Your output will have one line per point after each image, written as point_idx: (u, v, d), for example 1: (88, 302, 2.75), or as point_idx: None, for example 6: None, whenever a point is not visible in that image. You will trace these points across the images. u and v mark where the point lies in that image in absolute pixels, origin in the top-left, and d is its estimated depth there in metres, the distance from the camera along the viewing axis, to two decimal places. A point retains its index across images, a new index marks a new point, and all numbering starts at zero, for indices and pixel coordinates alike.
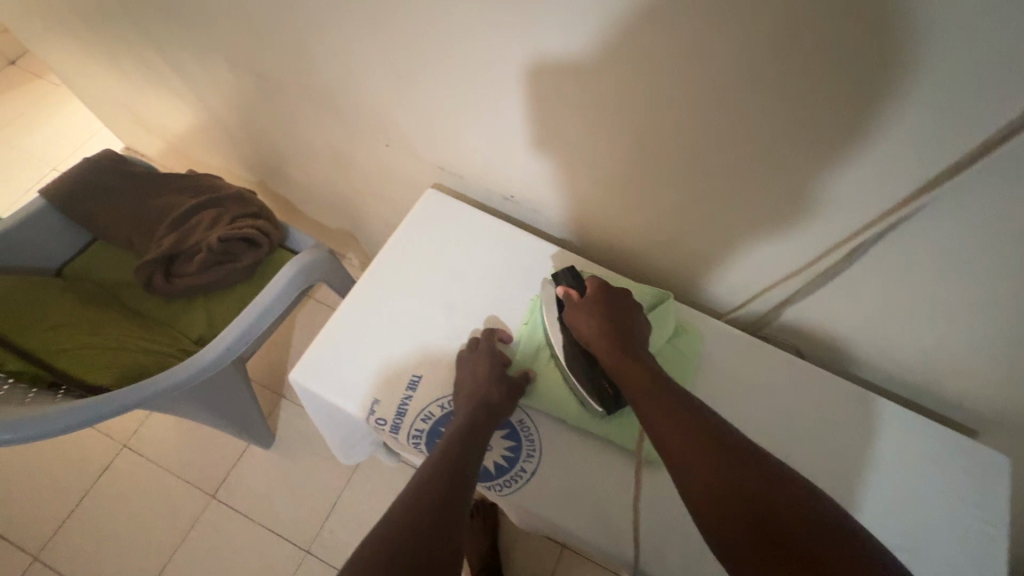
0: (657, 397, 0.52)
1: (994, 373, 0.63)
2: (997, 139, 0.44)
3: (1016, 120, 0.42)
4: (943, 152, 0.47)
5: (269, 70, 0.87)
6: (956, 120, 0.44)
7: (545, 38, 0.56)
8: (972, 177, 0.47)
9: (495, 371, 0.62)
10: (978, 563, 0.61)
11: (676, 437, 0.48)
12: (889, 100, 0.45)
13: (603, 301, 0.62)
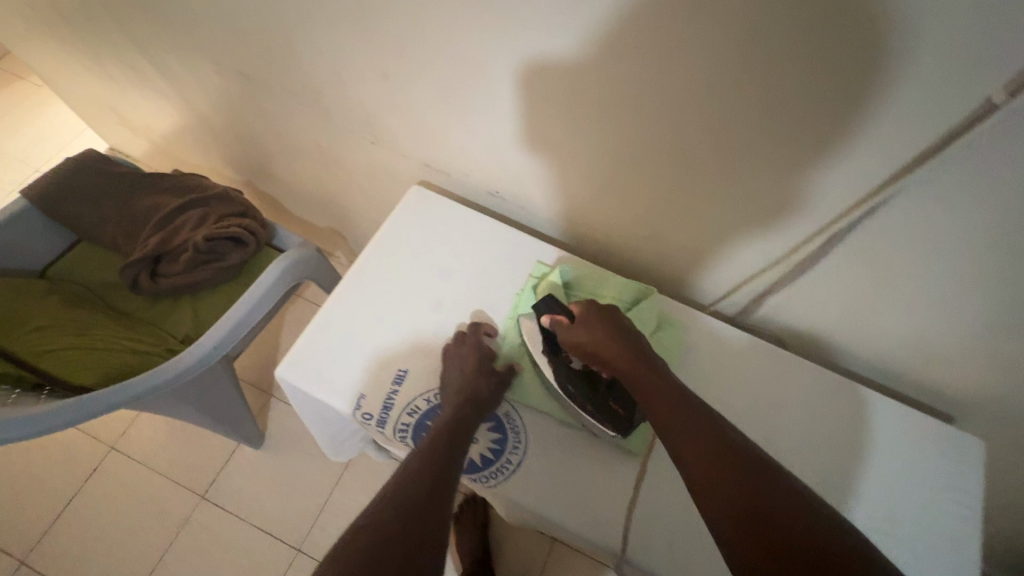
0: (676, 409, 0.49)
1: (968, 359, 0.65)
2: (959, 127, 0.46)
3: (975, 109, 0.44)
4: (911, 140, 0.48)
5: (253, 70, 0.87)
6: (921, 108, 0.46)
7: (524, 33, 0.57)
8: (936, 165, 0.48)
9: (483, 363, 0.63)
10: (955, 548, 0.62)
11: (695, 450, 0.46)
12: (858, 88, 0.46)
13: (596, 315, 0.59)
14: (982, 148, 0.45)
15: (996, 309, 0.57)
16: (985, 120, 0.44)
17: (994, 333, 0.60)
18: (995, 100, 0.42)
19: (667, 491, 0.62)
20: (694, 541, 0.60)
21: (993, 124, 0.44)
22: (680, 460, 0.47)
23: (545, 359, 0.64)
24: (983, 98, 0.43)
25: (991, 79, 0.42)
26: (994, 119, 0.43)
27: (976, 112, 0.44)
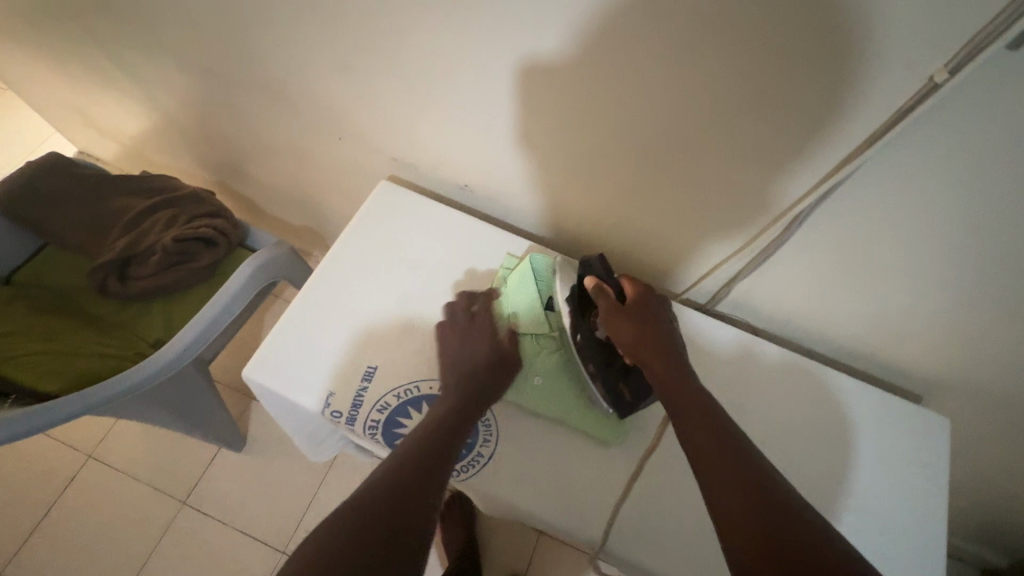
0: (700, 418, 0.52)
1: (930, 338, 0.66)
2: (906, 107, 0.46)
3: (919, 88, 0.44)
4: (862, 120, 0.48)
5: (214, 66, 0.85)
6: (868, 90, 0.46)
7: (479, 23, 0.57)
8: (886, 144, 0.49)
9: (489, 335, 0.64)
10: (917, 524, 0.65)
11: (713, 455, 0.48)
12: (807, 71, 0.46)
13: (647, 307, 0.62)
14: (927, 126, 0.46)
15: (953, 287, 0.58)
16: (926, 101, 0.44)
17: (952, 311, 0.61)
18: (937, 79, 0.42)
19: (639, 478, 0.63)
20: (666, 528, 0.61)
21: (936, 102, 0.44)
22: (695, 462, 0.49)
23: (570, 313, 0.62)
24: (926, 76, 0.43)
25: (931, 56, 0.42)
26: (935, 96, 0.43)
27: (920, 90, 0.44)
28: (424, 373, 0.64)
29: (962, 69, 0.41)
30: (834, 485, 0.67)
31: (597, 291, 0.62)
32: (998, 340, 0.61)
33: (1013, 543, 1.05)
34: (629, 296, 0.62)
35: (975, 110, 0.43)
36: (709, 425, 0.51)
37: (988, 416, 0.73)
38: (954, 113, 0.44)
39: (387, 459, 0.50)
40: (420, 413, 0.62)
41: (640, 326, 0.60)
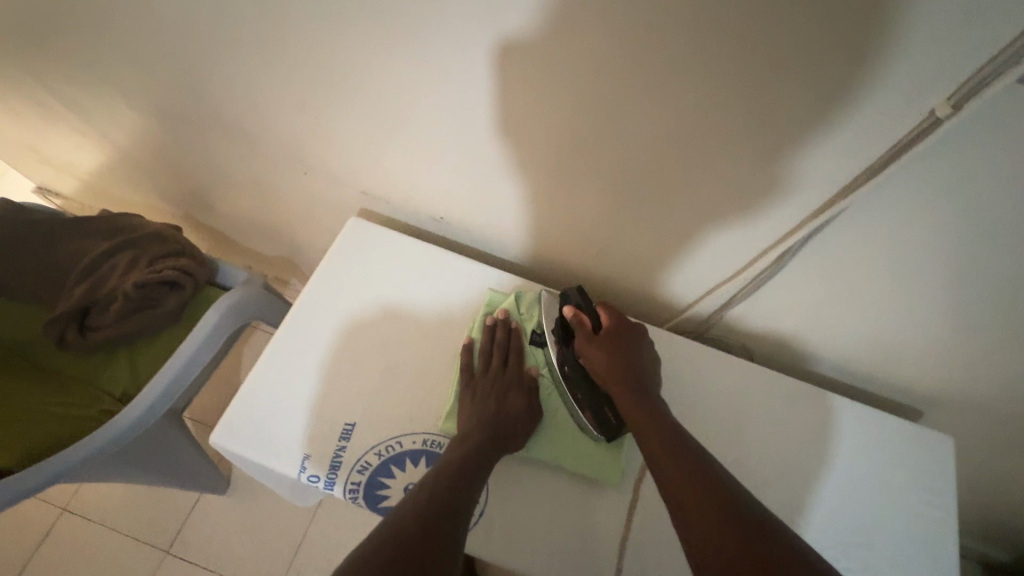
0: (669, 444, 0.49)
1: (928, 357, 0.65)
2: (906, 140, 0.44)
3: (920, 122, 0.43)
4: (858, 150, 0.47)
5: (174, 103, 0.81)
6: (862, 124, 0.44)
7: (455, 55, 0.54)
8: (885, 176, 0.47)
9: (503, 383, 0.62)
10: (924, 550, 0.63)
11: (685, 481, 0.45)
12: (801, 109, 0.45)
13: (623, 333, 0.60)
14: (930, 157, 0.44)
15: (951, 308, 0.57)
16: (928, 135, 0.43)
17: (951, 332, 0.60)
18: (940, 113, 0.41)
19: (638, 523, 0.60)
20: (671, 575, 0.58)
21: (940, 137, 0.42)
22: (664, 485, 0.47)
23: (554, 338, 0.63)
24: (928, 110, 0.42)
25: (934, 89, 0.40)
26: (937, 131, 0.42)
27: (921, 124, 0.43)
28: (411, 426, 0.61)
29: (965, 104, 0.39)
30: (839, 513, 0.65)
31: (573, 322, 0.61)
32: (997, 357, 0.60)
33: (1004, 538, 1.06)
34: (604, 322, 0.61)
35: (978, 142, 0.42)
36: (677, 449, 0.48)
37: (983, 425, 0.73)
38: (955, 145, 0.42)
39: (399, 507, 0.47)
40: (404, 472, 0.59)
41: (615, 356, 0.58)
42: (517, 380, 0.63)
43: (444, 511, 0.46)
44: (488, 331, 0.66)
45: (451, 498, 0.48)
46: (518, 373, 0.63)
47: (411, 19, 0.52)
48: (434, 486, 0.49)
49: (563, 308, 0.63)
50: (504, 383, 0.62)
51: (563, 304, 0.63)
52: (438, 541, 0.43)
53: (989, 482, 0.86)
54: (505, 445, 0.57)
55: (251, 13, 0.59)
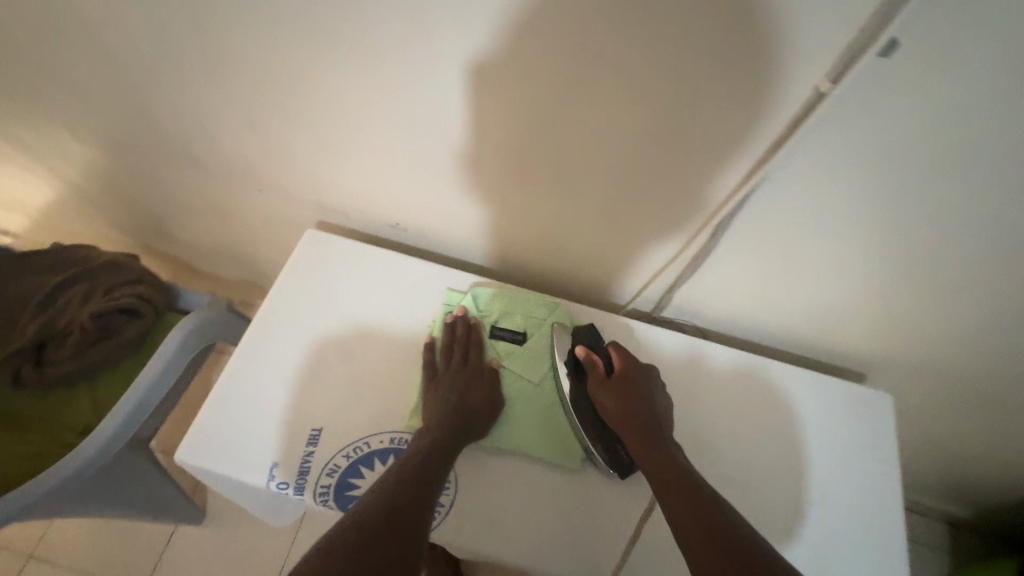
0: (679, 489, 0.51)
1: (860, 318, 0.70)
2: (799, 116, 0.48)
3: (807, 98, 0.47)
4: (762, 128, 0.50)
5: (118, 132, 0.81)
6: (761, 102, 0.48)
7: (388, 60, 0.56)
8: (787, 152, 0.51)
9: (464, 374, 0.64)
10: (871, 499, 0.68)
11: (695, 527, 0.47)
12: (705, 94, 0.49)
13: (635, 377, 0.62)
14: (823, 130, 0.48)
15: (872, 268, 0.62)
16: (816, 108, 0.47)
17: (875, 291, 0.65)
18: (822, 88, 0.45)
19: (606, 500, 0.63)
20: (640, 545, 0.61)
21: (826, 108, 0.46)
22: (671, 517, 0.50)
23: (566, 372, 0.64)
24: (812, 87, 0.46)
25: (814, 67, 0.44)
26: (821, 105, 0.46)
27: (808, 101, 0.47)
28: (376, 427, 0.63)
29: (842, 78, 0.44)
30: (793, 474, 0.69)
31: (586, 363, 0.63)
32: (918, 310, 0.65)
33: (961, 491, 1.12)
34: (615, 365, 0.63)
35: (861, 113, 0.46)
36: (690, 496, 0.50)
37: (916, 375, 0.79)
38: (841, 117, 0.47)
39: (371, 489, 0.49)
40: (373, 471, 0.60)
41: (626, 397, 0.60)
42: (477, 370, 0.65)
43: (401, 503, 0.47)
44: (448, 329, 0.67)
45: (409, 489, 0.49)
46: (478, 364, 0.65)
47: (344, 30, 0.55)
48: (393, 480, 0.50)
49: (577, 347, 0.65)
50: (464, 376, 0.63)
51: (574, 343, 0.66)
52: (408, 522, 0.46)
53: (929, 431, 0.93)
54: (468, 433, 0.59)
55: (186, 34, 0.61)
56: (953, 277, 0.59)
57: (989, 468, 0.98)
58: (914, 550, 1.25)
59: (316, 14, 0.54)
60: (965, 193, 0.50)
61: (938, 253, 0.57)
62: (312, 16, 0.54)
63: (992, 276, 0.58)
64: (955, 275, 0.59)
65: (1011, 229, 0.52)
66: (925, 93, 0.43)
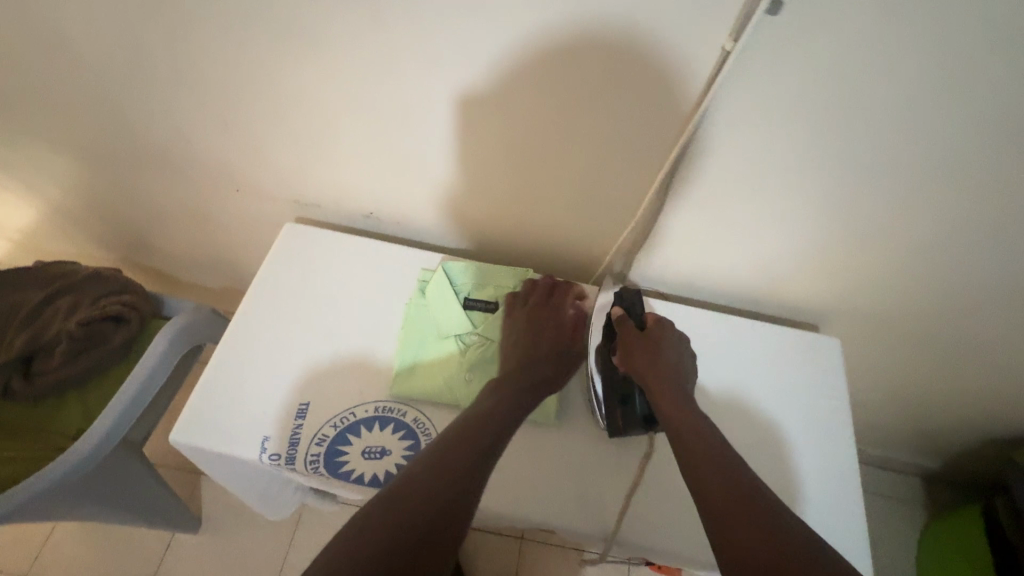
0: (690, 441, 0.57)
1: (802, 265, 0.76)
2: (713, 75, 0.55)
3: (717, 58, 0.53)
4: (684, 86, 0.56)
5: (95, 142, 0.84)
6: (679, 62, 0.54)
7: (348, 50, 0.62)
8: (709, 109, 0.57)
9: (550, 328, 0.69)
10: (824, 434, 0.75)
11: (704, 475, 0.53)
12: (634, 57, 0.55)
13: (664, 340, 0.67)
14: (737, 84, 0.55)
15: (804, 214, 0.68)
16: (726, 65, 0.53)
17: (811, 236, 0.71)
18: (727, 47, 0.51)
19: (580, 449, 0.67)
20: (615, 488, 0.65)
21: (735, 64, 0.53)
22: (696, 479, 0.54)
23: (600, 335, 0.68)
24: (720, 47, 0.52)
25: (718, 29, 0.51)
26: (728, 63, 0.52)
27: (718, 61, 0.53)
28: (361, 398, 0.67)
29: (741, 36, 0.50)
30: (750, 413, 0.75)
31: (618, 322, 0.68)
32: (851, 251, 0.72)
33: (927, 441, 1.17)
34: (649, 327, 0.68)
35: (765, 67, 0.53)
36: (699, 448, 0.56)
37: (863, 320, 0.85)
38: (749, 71, 0.53)
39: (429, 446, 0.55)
40: (360, 438, 0.64)
41: (654, 357, 0.65)
42: (560, 324, 0.70)
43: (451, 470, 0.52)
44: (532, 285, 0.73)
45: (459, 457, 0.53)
46: (561, 318, 0.71)
47: (303, 21, 0.60)
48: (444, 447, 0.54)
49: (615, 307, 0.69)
50: (548, 330, 0.69)
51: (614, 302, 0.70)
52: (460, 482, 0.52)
53: (886, 379, 0.99)
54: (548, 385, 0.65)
55: (156, 36, 0.65)
56: (876, 214, 0.66)
57: (947, 411, 1.04)
58: (894, 505, 1.30)
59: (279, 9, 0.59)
60: (868, 133, 0.56)
61: (857, 191, 0.63)
62: (275, 12, 0.59)
63: (908, 211, 0.64)
64: (877, 214, 0.66)
65: (913, 163, 0.59)
66: (815, 42, 0.50)
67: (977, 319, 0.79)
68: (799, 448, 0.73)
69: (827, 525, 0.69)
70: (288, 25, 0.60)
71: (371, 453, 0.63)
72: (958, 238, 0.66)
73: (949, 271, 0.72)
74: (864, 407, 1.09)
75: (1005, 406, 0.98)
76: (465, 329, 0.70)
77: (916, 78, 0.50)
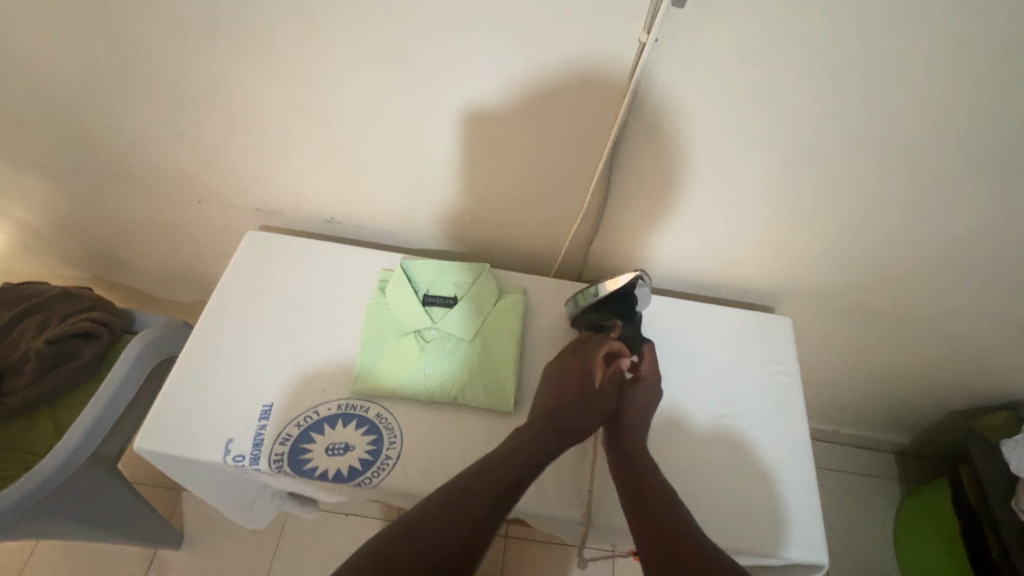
0: (631, 473, 0.60)
1: (747, 245, 0.79)
2: (634, 65, 0.58)
3: (636, 50, 0.56)
4: (610, 79, 0.59)
5: (54, 161, 0.85)
6: (603, 52, 0.57)
7: (290, 56, 0.63)
8: (636, 100, 0.61)
9: (584, 384, 0.65)
10: (782, 408, 0.76)
11: (653, 507, 0.56)
12: (560, 53, 0.58)
13: (647, 384, 0.68)
14: (659, 74, 0.58)
15: (743, 195, 0.71)
16: (643, 58, 0.56)
17: (752, 216, 0.74)
18: (642, 39, 0.54)
19: None
20: (575, 470, 0.67)
21: (652, 56, 0.56)
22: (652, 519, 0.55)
23: (611, 389, 0.65)
24: (637, 40, 0.55)
25: (632, 23, 0.54)
26: (644, 54, 0.55)
27: (635, 53, 0.56)
28: (324, 396, 0.68)
29: (653, 29, 0.53)
30: (707, 391, 0.77)
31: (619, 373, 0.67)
32: (792, 228, 0.75)
33: (895, 416, 1.20)
34: (640, 369, 0.69)
35: (683, 56, 0.56)
36: (642, 477, 0.60)
37: (816, 298, 0.88)
38: (667, 61, 0.56)
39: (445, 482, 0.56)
40: (324, 435, 0.65)
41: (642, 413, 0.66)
42: (587, 378, 0.65)
43: (462, 511, 0.52)
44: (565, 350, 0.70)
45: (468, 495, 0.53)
46: (591, 371, 0.65)
47: (243, 30, 0.61)
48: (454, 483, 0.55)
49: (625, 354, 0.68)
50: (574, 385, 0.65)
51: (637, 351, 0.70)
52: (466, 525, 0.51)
53: (848, 356, 1.02)
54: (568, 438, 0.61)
55: (102, 52, 0.66)
56: (812, 191, 0.69)
57: (909, 384, 1.07)
58: (872, 484, 1.32)
59: (216, 20, 0.61)
60: (790, 112, 0.60)
61: (790, 168, 0.66)
62: (214, 22, 0.61)
63: (837, 186, 0.68)
64: (807, 190, 0.69)
65: (832, 140, 0.62)
66: (726, 30, 0.53)
67: (920, 288, 0.82)
68: (759, 421, 0.75)
69: (793, 497, 0.70)
70: (229, 36, 0.62)
71: (334, 449, 0.64)
72: (888, 208, 0.70)
73: (885, 243, 0.75)
74: (830, 386, 1.12)
75: (961, 374, 1.01)
76: (424, 324, 0.72)
77: (823, 57, 0.54)
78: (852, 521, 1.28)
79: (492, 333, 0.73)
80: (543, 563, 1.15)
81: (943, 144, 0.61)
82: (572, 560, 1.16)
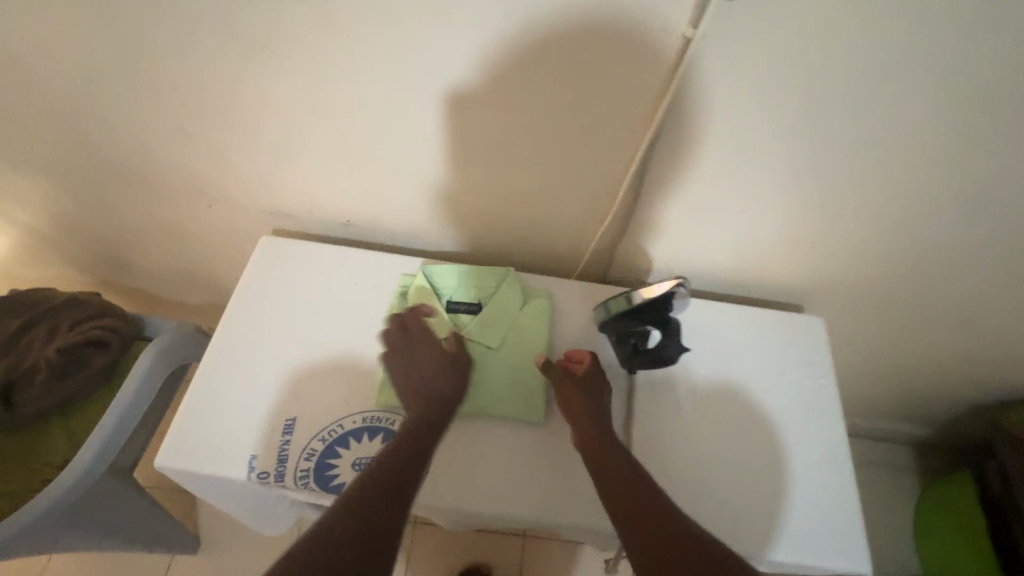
0: (600, 452, 0.59)
1: (779, 243, 0.76)
2: (676, 61, 0.55)
3: (679, 45, 0.53)
4: (650, 75, 0.57)
5: (62, 166, 0.82)
6: (644, 46, 0.54)
7: (308, 56, 0.61)
8: (675, 97, 0.58)
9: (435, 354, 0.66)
10: (817, 410, 0.74)
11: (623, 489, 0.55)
12: (596, 50, 0.55)
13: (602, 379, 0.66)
14: (701, 70, 0.55)
15: (779, 193, 0.68)
16: (687, 55, 0.54)
17: (787, 214, 0.71)
18: (687, 34, 0.52)
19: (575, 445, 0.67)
20: None
21: (696, 51, 0.53)
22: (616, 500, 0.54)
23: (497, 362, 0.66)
24: (681, 35, 0.53)
25: (676, 16, 0.51)
26: (690, 49, 0.53)
27: (679, 48, 0.54)
28: (348, 409, 0.66)
29: (700, 22, 0.51)
30: (739, 394, 0.75)
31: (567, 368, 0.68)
32: (827, 226, 0.72)
33: (917, 410, 1.19)
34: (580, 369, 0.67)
35: (727, 50, 0.53)
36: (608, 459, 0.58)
37: (846, 295, 0.86)
38: (711, 57, 0.54)
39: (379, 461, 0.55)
40: (350, 449, 0.63)
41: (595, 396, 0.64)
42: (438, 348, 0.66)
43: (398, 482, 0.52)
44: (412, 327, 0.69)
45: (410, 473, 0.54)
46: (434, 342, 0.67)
47: (254, 26, 0.58)
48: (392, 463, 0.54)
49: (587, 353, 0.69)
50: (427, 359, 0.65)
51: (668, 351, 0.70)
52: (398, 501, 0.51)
53: (874, 352, 1.00)
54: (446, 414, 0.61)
55: (111, 53, 0.63)
56: (852, 188, 0.66)
57: (935, 379, 1.06)
58: (892, 476, 1.31)
59: (232, 19, 0.58)
60: (836, 107, 0.57)
61: (830, 165, 0.63)
62: (229, 21, 0.58)
63: (878, 183, 0.65)
64: (847, 187, 0.66)
65: (879, 137, 0.59)
66: (776, 22, 0.50)
67: (955, 285, 0.80)
68: (795, 424, 0.73)
69: (833, 505, 0.68)
70: (245, 35, 0.59)
71: (361, 463, 0.62)
72: (930, 206, 0.67)
73: (924, 241, 0.73)
74: (853, 380, 1.10)
75: (990, 369, 0.99)
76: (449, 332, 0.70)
77: (879, 50, 0.51)
78: (871, 514, 1.27)
79: (518, 339, 0.71)
80: (561, 561, 1.15)
81: (996, 140, 0.58)
82: (591, 559, 1.16)
